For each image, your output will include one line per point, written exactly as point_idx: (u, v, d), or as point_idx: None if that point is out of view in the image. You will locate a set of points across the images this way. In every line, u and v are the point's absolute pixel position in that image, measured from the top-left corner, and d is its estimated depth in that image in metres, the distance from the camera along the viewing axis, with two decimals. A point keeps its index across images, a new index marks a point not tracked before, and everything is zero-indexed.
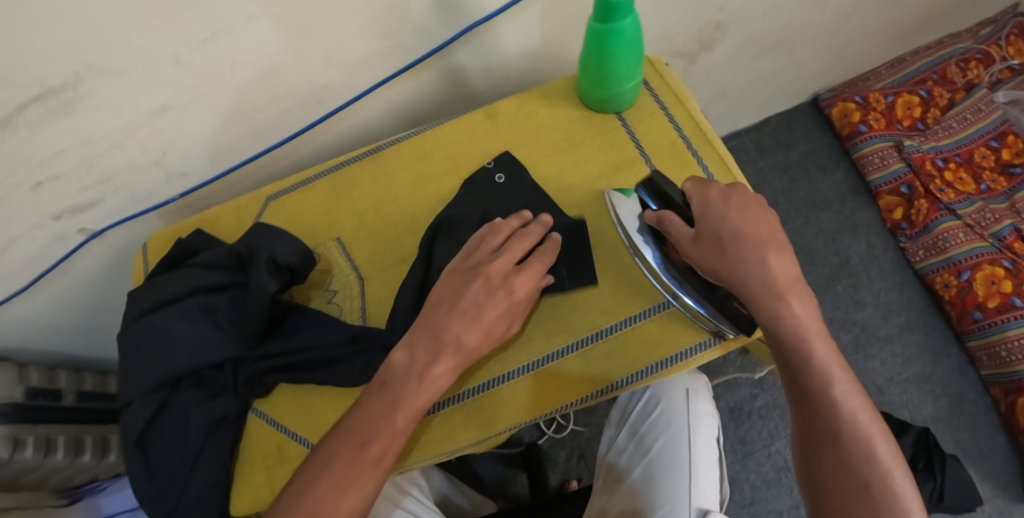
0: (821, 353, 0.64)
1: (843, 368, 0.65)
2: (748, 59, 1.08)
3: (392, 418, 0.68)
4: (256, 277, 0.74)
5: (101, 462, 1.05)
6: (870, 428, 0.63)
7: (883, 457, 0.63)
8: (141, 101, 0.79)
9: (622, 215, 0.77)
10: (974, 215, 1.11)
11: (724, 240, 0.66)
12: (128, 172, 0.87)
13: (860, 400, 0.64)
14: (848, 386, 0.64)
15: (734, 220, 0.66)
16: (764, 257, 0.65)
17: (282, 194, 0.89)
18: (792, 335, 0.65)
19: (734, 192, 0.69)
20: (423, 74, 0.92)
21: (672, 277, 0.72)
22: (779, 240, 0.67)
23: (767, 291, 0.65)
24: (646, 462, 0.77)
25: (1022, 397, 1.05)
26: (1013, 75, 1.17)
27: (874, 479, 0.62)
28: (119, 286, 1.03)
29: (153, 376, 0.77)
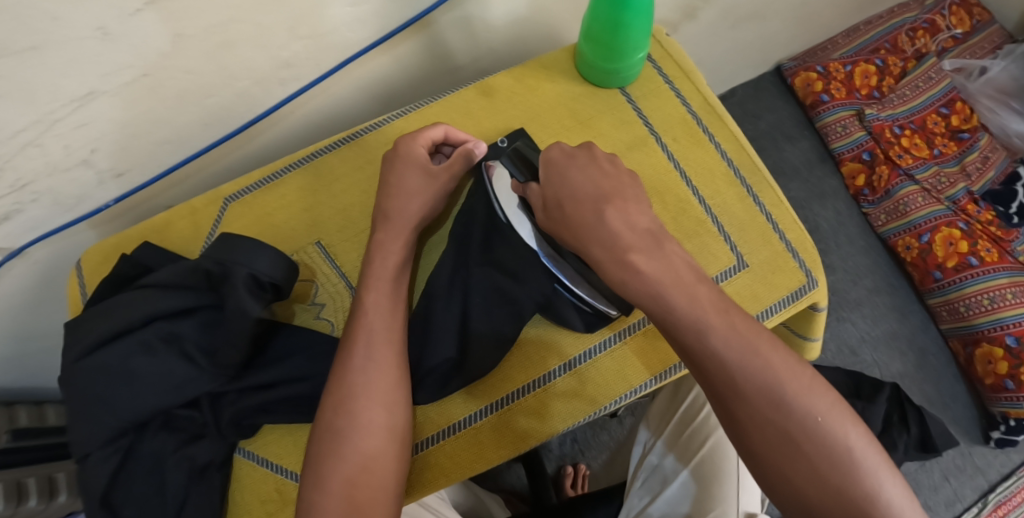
0: (610, 237, 0.56)
1: (644, 254, 0.55)
2: (725, 29, 1.06)
3: (351, 394, 0.61)
4: (236, 299, 0.62)
5: (50, 505, 0.85)
6: (705, 312, 0.53)
7: (732, 349, 0.51)
8: (59, 86, 0.62)
9: (498, 189, 0.70)
10: (931, 180, 1.16)
11: (564, 202, 0.60)
12: (50, 176, 0.70)
13: (701, 292, 0.54)
14: (673, 275, 0.54)
15: (575, 179, 0.61)
16: (602, 214, 0.57)
17: (243, 194, 0.76)
18: (581, 230, 0.58)
19: (580, 151, 0.63)
20: (400, 47, 0.80)
21: (548, 254, 0.67)
22: (618, 185, 0.60)
23: (611, 257, 0.56)
24: (695, 464, 0.74)
25: (979, 348, 1.11)
26: (956, 44, 1.25)
27: (734, 368, 0.51)
28: (51, 307, 0.86)
29: (121, 423, 0.64)
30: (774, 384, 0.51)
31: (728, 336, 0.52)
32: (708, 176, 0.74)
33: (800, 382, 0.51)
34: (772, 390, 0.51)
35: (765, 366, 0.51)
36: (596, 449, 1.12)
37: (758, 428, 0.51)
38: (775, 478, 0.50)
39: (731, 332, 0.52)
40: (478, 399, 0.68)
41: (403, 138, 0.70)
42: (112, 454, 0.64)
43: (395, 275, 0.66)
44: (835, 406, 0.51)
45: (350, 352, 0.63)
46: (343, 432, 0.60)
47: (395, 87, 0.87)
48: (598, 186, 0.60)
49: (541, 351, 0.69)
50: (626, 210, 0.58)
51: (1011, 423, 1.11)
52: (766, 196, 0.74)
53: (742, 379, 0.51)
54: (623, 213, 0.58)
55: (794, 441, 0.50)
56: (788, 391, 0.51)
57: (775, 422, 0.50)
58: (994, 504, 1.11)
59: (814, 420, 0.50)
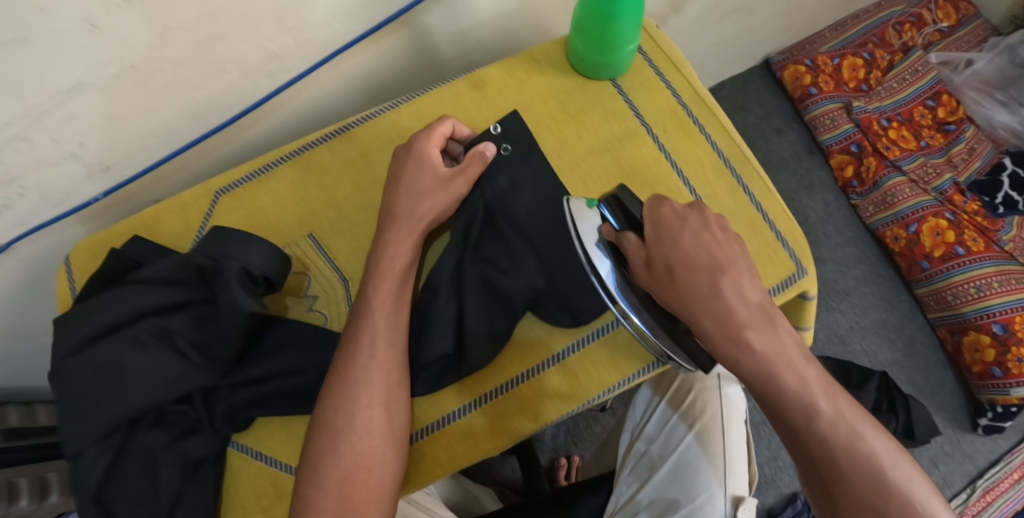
0: (726, 314, 0.56)
1: (759, 332, 0.56)
2: (713, 21, 1.06)
3: (353, 392, 0.61)
4: (227, 292, 0.62)
5: (41, 505, 0.84)
6: (815, 394, 0.55)
7: (838, 433, 0.54)
8: (46, 79, 0.61)
9: (582, 229, 0.62)
10: (917, 171, 1.17)
11: (675, 267, 0.57)
12: (37, 170, 0.69)
13: (810, 372, 0.56)
14: (784, 355, 0.56)
15: (687, 243, 0.58)
16: (717, 286, 0.57)
17: (233, 188, 0.75)
18: (693, 302, 0.57)
19: (692, 213, 0.60)
20: (390, 39, 0.80)
21: (632, 305, 0.61)
22: (731, 254, 0.59)
23: (723, 333, 0.56)
24: (682, 450, 0.74)
25: (966, 336, 1.13)
26: (942, 37, 1.27)
27: (839, 451, 0.54)
28: (39, 303, 0.85)
29: (113, 418, 0.63)
30: (877, 468, 0.54)
31: (834, 419, 0.55)
32: (698, 167, 0.75)
33: (900, 470, 0.54)
34: (872, 474, 0.54)
35: (868, 451, 0.54)
36: (588, 440, 1.13)
37: (855, 508, 0.53)
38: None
39: (838, 418, 0.55)
40: (471, 390, 0.69)
41: (418, 135, 0.69)
42: (104, 450, 0.64)
43: (398, 270, 0.66)
44: (931, 494, 0.54)
45: (351, 348, 0.62)
46: (341, 432, 0.60)
47: (385, 80, 0.87)
48: (712, 256, 0.58)
49: (536, 343, 0.69)
50: (740, 282, 0.57)
51: (999, 410, 1.12)
52: (756, 186, 0.74)
53: (846, 461, 0.54)
54: (737, 286, 0.57)
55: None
56: (888, 476, 0.54)
57: (873, 505, 0.53)
58: (982, 489, 1.13)
59: (913, 506, 0.53)
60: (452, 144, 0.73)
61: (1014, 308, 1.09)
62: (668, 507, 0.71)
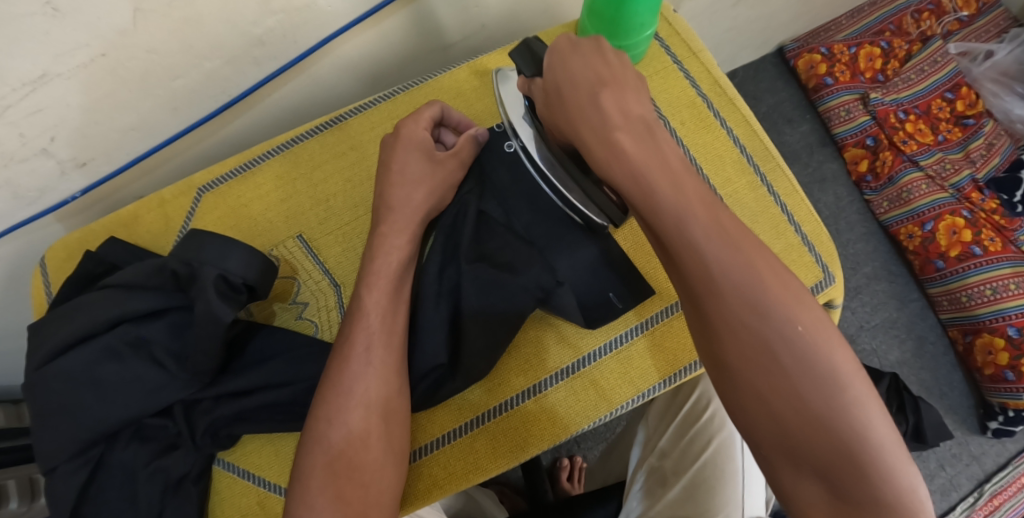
0: (600, 122, 0.54)
1: (630, 135, 0.53)
2: (727, 7, 1.01)
3: (347, 408, 0.56)
4: (204, 303, 0.56)
5: (33, 507, 0.82)
6: (688, 203, 0.50)
7: (713, 246, 0.49)
8: (8, 69, 0.56)
9: (504, 97, 0.66)
10: (935, 166, 1.14)
11: (562, 90, 0.57)
12: (6, 167, 0.64)
13: (690, 184, 0.52)
14: (661, 164, 0.52)
15: (574, 66, 0.57)
16: (597, 99, 0.55)
17: (217, 184, 0.70)
18: (574, 116, 0.55)
19: (587, 41, 0.58)
20: (386, 23, 0.74)
21: (546, 159, 0.64)
22: (620, 72, 0.57)
23: (597, 141, 0.54)
24: (698, 466, 0.71)
25: (979, 337, 1.10)
26: (961, 27, 1.22)
27: (714, 264, 0.49)
28: (21, 300, 0.81)
29: (90, 435, 0.59)
30: (756, 288, 0.48)
31: (709, 232, 0.49)
32: (719, 163, 0.70)
33: (783, 291, 0.48)
34: (749, 293, 0.48)
35: (744, 264, 0.49)
36: (592, 440, 1.10)
37: (732, 333, 0.48)
38: (746, 389, 0.48)
39: (714, 231, 0.49)
40: (474, 405, 0.64)
41: (404, 121, 0.65)
42: (81, 467, 0.60)
43: (399, 274, 0.61)
44: (820, 320, 0.48)
45: (346, 360, 0.58)
46: (338, 443, 0.56)
47: (383, 67, 0.82)
48: (597, 73, 0.56)
49: (539, 351, 0.65)
50: (623, 97, 0.55)
51: (1010, 414, 1.10)
52: (780, 184, 0.70)
53: (720, 279, 0.48)
54: (619, 99, 0.55)
55: (771, 350, 0.47)
56: (770, 297, 0.48)
57: (753, 329, 0.48)
58: (989, 493, 1.11)
59: (794, 329, 0.47)
60: (442, 133, 0.68)
61: None
62: None
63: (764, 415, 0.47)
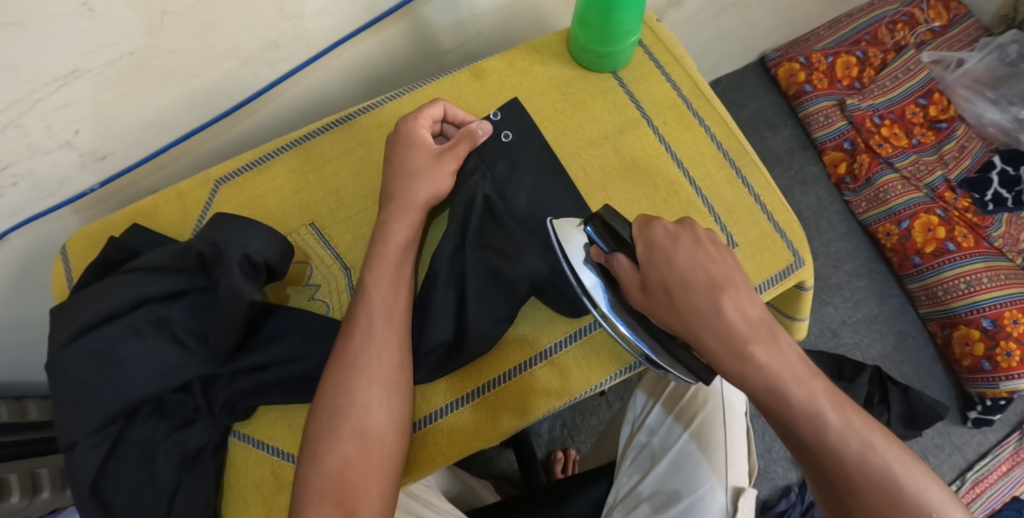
0: (727, 330, 0.50)
1: (762, 347, 0.50)
2: (710, 17, 1.07)
3: (355, 378, 0.60)
4: (228, 279, 0.61)
5: (34, 502, 0.83)
6: (823, 404, 0.49)
7: (852, 445, 0.48)
8: (40, 64, 0.61)
9: (569, 251, 0.61)
10: (910, 168, 1.19)
11: (672, 289, 0.53)
12: (31, 159, 0.68)
13: (816, 383, 0.50)
14: (789, 368, 0.50)
15: (682, 263, 0.53)
16: (718, 305, 0.51)
17: (234, 176, 0.74)
18: (694, 322, 0.52)
19: (683, 230, 0.55)
20: (390, 30, 0.80)
21: (630, 324, 0.59)
22: (727, 269, 0.54)
23: (727, 349, 0.50)
24: (684, 441, 0.74)
25: (957, 330, 1.14)
26: (935, 37, 1.29)
27: (853, 466, 0.48)
28: (33, 293, 0.84)
29: (111, 408, 0.63)
30: (895, 486, 0.47)
31: (845, 434, 0.48)
32: (698, 158, 0.75)
33: (919, 483, 0.48)
34: (890, 488, 0.47)
35: (881, 461, 0.48)
36: (585, 434, 1.13)
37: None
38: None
39: (854, 433, 0.48)
40: (473, 379, 0.68)
41: (404, 118, 0.68)
42: (101, 441, 0.63)
43: (405, 255, 0.65)
44: (956, 507, 0.47)
45: (354, 331, 0.62)
46: (342, 410, 0.59)
47: (386, 72, 0.87)
48: (708, 272, 0.53)
49: (536, 330, 0.69)
50: (739, 297, 0.52)
51: (988, 403, 1.14)
52: (755, 178, 0.75)
53: (859, 477, 0.48)
54: (737, 302, 0.52)
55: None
56: (908, 490, 0.47)
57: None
58: (971, 481, 1.15)
59: None
60: (446, 126, 0.72)
61: (1005, 304, 1.10)
62: (671, 497, 0.70)
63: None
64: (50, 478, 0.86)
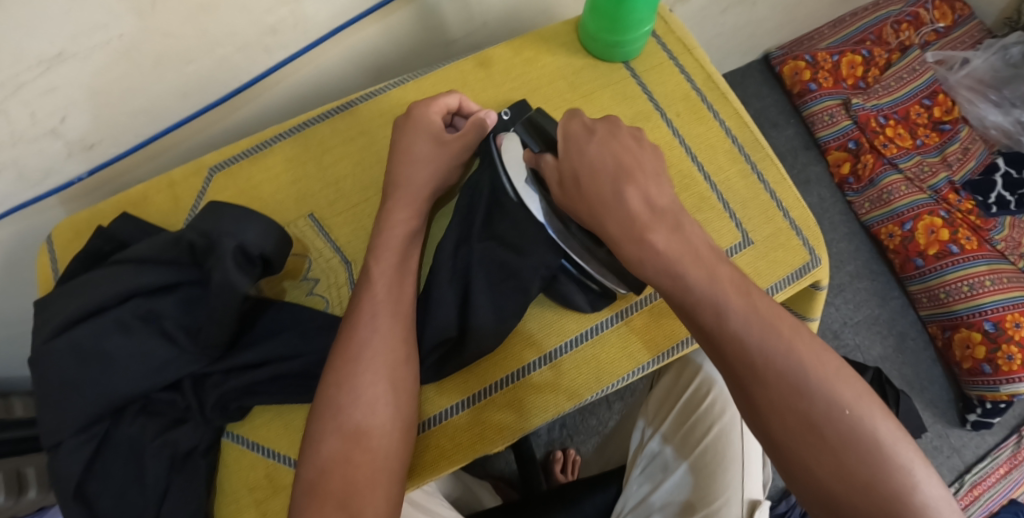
0: (627, 215, 0.54)
1: (662, 231, 0.53)
2: (717, 13, 1.06)
3: (359, 373, 0.58)
4: (222, 271, 0.57)
5: (19, 501, 0.80)
6: (723, 290, 0.50)
7: (755, 331, 0.48)
8: (25, 47, 0.57)
9: (507, 163, 0.64)
10: (913, 169, 1.18)
11: (581, 178, 0.57)
12: (14, 147, 0.64)
13: (722, 271, 0.51)
14: (692, 253, 0.52)
15: (592, 152, 0.57)
16: (621, 192, 0.55)
17: (227, 164, 0.71)
18: (599, 209, 0.55)
19: (600, 124, 0.59)
20: (394, 17, 0.77)
21: (558, 230, 0.63)
22: (638, 160, 0.57)
23: (626, 234, 0.53)
24: (699, 453, 0.72)
25: (958, 332, 1.14)
26: (938, 38, 1.28)
27: (757, 351, 0.47)
28: (16, 287, 0.81)
29: (96, 409, 0.59)
30: (798, 370, 0.47)
31: (749, 321, 0.48)
32: (711, 152, 0.73)
33: (824, 370, 0.47)
34: (794, 376, 0.47)
35: (784, 348, 0.47)
36: (585, 434, 1.11)
37: (779, 417, 0.46)
38: (795, 467, 0.46)
39: (759, 320, 0.48)
40: (478, 379, 0.66)
41: (416, 103, 0.66)
42: (86, 442, 0.60)
43: (408, 250, 0.63)
44: (860, 395, 0.47)
45: (355, 326, 0.59)
46: (345, 409, 0.57)
47: (388, 60, 0.84)
48: (617, 161, 0.56)
49: (546, 329, 0.67)
50: (644, 186, 0.55)
51: (988, 406, 1.13)
52: (769, 173, 0.73)
53: (762, 360, 0.47)
54: (643, 190, 0.55)
55: (818, 431, 0.46)
56: (812, 377, 0.47)
57: (799, 412, 0.46)
58: (969, 484, 1.14)
59: (840, 411, 0.46)
60: (458, 118, 0.69)
61: (1006, 307, 1.09)
62: (683, 509, 0.69)
63: (817, 489, 0.45)
64: (37, 477, 0.83)
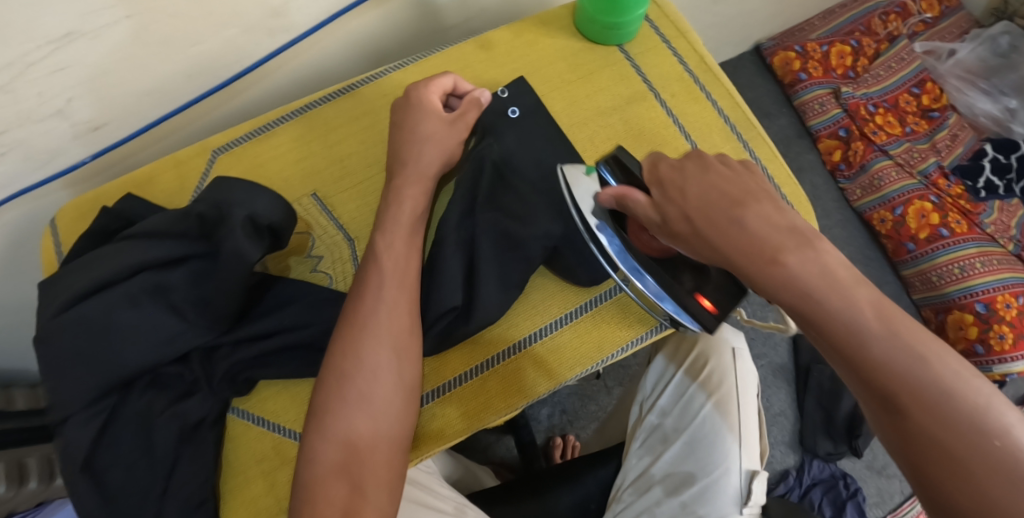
0: (755, 240, 0.48)
1: (800, 255, 0.47)
2: (709, 4, 1.08)
3: (363, 343, 0.58)
4: (232, 241, 0.59)
5: (19, 493, 0.80)
6: (861, 311, 0.45)
7: (897, 351, 0.45)
8: (35, 25, 0.58)
9: (576, 196, 0.63)
10: (904, 155, 1.21)
11: (693, 216, 0.51)
12: (21, 127, 0.65)
13: (862, 292, 0.46)
14: (828, 276, 0.46)
15: (694, 189, 0.52)
16: (740, 219, 0.49)
17: (232, 146, 0.72)
18: (712, 236, 0.50)
19: (690, 161, 0.55)
20: (393, 2, 0.78)
21: (631, 267, 0.63)
22: (747, 187, 0.52)
23: (756, 259, 0.48)
24: (697, 424, 0.73)
25: (951, 315, 1.15)
26: (926, 28, 1.30)
27: (900, 372, 0.44)
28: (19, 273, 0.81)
29: (105, 383, 0.60)
30: (943, 396, 0.44)
31: (892, 346, 0.45)
32: (706, 130, 0.75)
33: (972, 397, 0.44)
34: (938, 403, 0.44)
35: (928, 372, 0.44)
36: (585, 419, 1.12)
37: (922, 446, 0.44)
38: (938, 496, 0.44)
39: (892, 334, 0.45)
40: (482, 349, 0.67)
41: (414, 85, 0.67)
42: (95, 415, 0.60)
43: (413, 224, 0.64)
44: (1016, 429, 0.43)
45: (361, 296, 0.60)
46: (347, 377, 0.57)
47: (388, 44, 0.85)
48: (723, 191, 0.51)
49: (547, 299, 0.68)
50: (764, 209, 0.50)
51: None
52: (761, 150, 0.75)
53: (899, 384, 0.44)
54: (764, 214, 0.50)
55: (964, 468, 0.43)
56: (959, 405, 0.44)
57: (939, 442, 0.43)
58: None
59: (989, 443, 0.42)
60: (454, 99, 0.70)
61: (996, 288, 1.11)
62: (684, 480, 0.70)
63: None
64: (38, 468, 0.83)
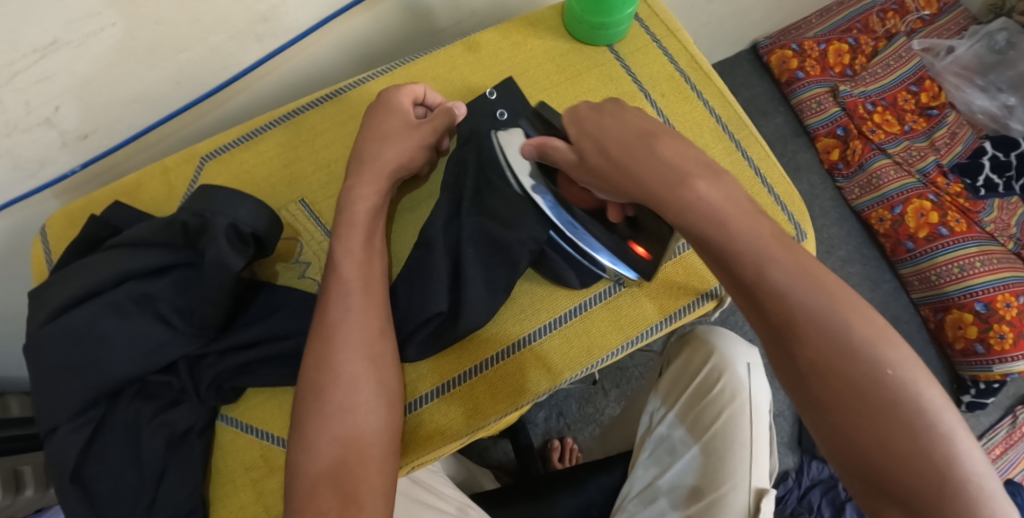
0: (665, 169, 0.54)
1: (708, 181, 0.53)
2: (703, 3, 1.07)
3: (347, 351, 0.58)
4: (215, 250, 0.58)
5: (16, 500, 0.80)
6: (772, 252, 0.49)
7: (805, 294, 0.47)
8: (19, 34, 0.58)
9: (509, 154, 0.66)
10: (901, 153, 1.20)
11: (608, 147, 0.57)
12: (9, 136, 0.65)
13: (763, 224, 0.51)
14: (733, 202, 0.52)
15: (611, 126, 0.58)
16: (653, 149, 0.55)
17: (220, 152, 0.72)
18: (630, 166, 0.55)
19: (608, 105, 0.61)
20: (382, 6, 0.78)
21: (566, 221, 0.65)
22: (656, 125, 0.59)
23: (664, 184, 0.53)
24: (706, 438, 0.72)
25: (950, 313, 1.15)
26: (924, 25, 1.29)
27: (816, 323, 0.47)
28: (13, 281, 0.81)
29: (93, 393, 0.60)
30: (857, 352, 0.46)
31: (799, 285, 0.47)
32: (697, 130, 0.74)
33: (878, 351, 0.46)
34: (850, 354, 0.46)
35: (840, 321, 0.47)
36: (583, 422, 1.11)
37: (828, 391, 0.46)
38: (848, 448, 0.45)
39: (802, 276, 0.48)
40: (470, 355, 0.66)
41: (387, 90, 0.67)
42: (83, 425, 0.60)
43: None
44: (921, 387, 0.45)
45: (326, 306, 0.60)
46: (327, 389, 0.57)
47: (378, 47, 0.85)
48: (637, 127, 0.58)
49: (535, 304, 0.68)
50: (670, 141, 0.56)
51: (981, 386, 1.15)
52: (754, 150, 0.74)
53: (818, 338, 0.46)
54: (673, 144, 0.56)
55: (870, 415, 0.44)
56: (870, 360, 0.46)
57: (855, 394, 0.45)
58: None
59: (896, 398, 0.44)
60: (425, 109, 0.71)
61: (997, 287, 1.10)
62: (690, 493, 0.70)
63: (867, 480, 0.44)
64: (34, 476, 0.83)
